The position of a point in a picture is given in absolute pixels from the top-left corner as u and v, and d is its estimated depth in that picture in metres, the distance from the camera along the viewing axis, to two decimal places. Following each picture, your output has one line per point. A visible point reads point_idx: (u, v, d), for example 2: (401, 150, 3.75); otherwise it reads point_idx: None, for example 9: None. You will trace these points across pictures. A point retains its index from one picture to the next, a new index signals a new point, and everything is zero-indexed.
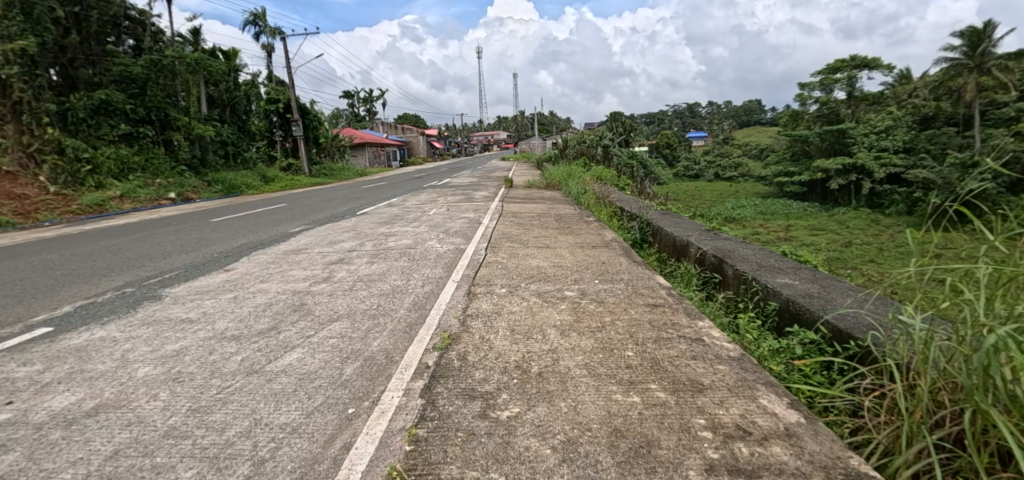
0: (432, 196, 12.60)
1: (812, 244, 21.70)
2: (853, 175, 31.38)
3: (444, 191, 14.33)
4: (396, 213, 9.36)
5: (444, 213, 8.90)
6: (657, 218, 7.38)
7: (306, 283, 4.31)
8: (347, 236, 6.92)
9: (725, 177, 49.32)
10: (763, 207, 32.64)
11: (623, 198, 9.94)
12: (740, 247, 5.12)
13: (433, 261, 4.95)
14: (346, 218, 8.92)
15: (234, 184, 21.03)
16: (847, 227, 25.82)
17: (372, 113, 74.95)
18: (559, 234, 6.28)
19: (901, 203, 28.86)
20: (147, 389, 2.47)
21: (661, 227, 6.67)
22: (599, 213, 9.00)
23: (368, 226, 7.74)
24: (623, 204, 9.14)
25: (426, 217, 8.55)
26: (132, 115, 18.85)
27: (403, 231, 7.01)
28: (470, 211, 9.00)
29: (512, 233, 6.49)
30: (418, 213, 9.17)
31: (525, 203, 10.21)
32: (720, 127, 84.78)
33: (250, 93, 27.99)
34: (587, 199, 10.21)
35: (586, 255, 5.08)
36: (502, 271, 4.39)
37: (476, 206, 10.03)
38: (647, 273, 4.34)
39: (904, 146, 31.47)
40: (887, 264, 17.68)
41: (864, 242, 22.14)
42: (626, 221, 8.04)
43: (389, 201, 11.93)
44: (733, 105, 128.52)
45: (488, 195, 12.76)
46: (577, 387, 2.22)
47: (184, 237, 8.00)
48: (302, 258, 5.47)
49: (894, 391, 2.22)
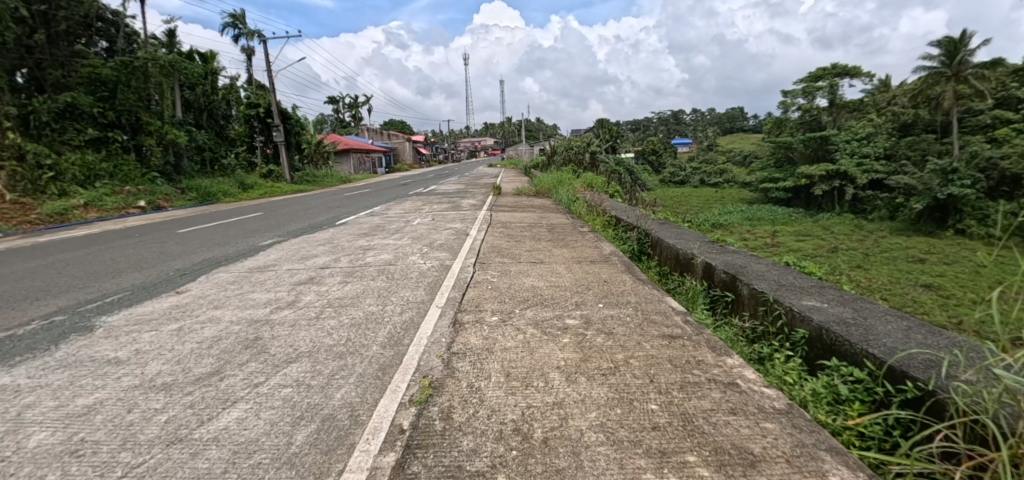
0: (418, 204, 12.05)
1: (800, 249, 21.66)
2: (837, 180, 31.64)
3: (429, 199, 13.80)
4: (378, 223, 8.80)
5: (429, 223, 8.38)
6: (656, 227, 6.95)
7: (266, 310, 3.72)
8: (321, 249, 6.34)
9: (711, 183, 49.68)
10: (750, 213, 32.72)
11: (617, 206, 9.53)
12: (752, 262, 4.69)
13: (415, 281, 4.40)
14: (323, 229, 8.33)
15: (211, 191, 20.04)
16: (832, 232, 25.95)
17: (357, 118, 74.01)
18: (553, 247, 5.79)
19: (884, 208, 29.18)
20: (32, 468, 1.87)
21: (661, 239, 6.22)
22: (593, 222, 8.56)
23: (347, 238, 7.17)
24: (617, 212, 8.72)
25: (409, 228, 8.00)
26: (100, 119, 17.94)
27: (384, 245, 6.45)
28: (457, 221, 8.48)
29: (502, 246, 5.96)
30: (401, 223, 8.62)
31: (515, 212, 9.74)
32: (704, 134, 85.70)
33: (229, 98, 27.10)
34: (579, 207, 9.79)
35: (585, 271, 4.58)
36: (493, 293, 3.86)
37: (463, 215, 9.53)
38: (656, 294, 3.86)
39: (886, 152, 31.97)
40: (875, 270, 17.63)
41: (850, 247, 22.19)
42: (622, 231, 7.60)
43: (371, 209, 11.35)
44: (716, 112, 130.80)
45: (475, 203, 12.24)
46: (595, 463, 1.71)
47: (142, 250, 7.31)
48: (268, 277, 4.87)
49: (990, 459, 1.77)
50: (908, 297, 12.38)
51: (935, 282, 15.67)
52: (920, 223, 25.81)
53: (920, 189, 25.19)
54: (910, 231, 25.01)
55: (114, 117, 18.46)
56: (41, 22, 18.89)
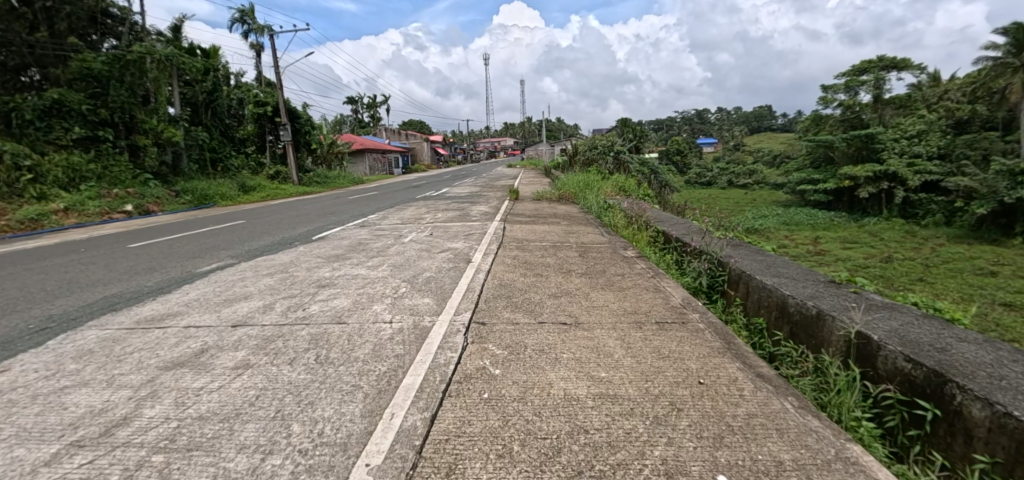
0: (419, 212, 10.27)
1: (844, 259, 19.03)
2: (885, 183, 28.50)
3: (435, 205, 12.03)
4: (363, 239, 7.03)
5: (423, 240, 6.53)
6: (731, 251, 4.97)
7: (44, 457, 1.91)
8: (264, 284, 4.55)
9: (739, 184, 46.80)
10: (786, 216, 29.89)
11: (665, 216, 7.52)
12: (954, 343, 2.64)
13: (358, 370, 2.51)
14: (291, 247, 6.58)
15: (207, 194, 18.56)
16: (881, 239, 23.10)
17: (375, 119, 73.44)
18: (593, 289, 3.86)
19: (940, 212, 26.01)
20: None
21: (749, 274, 4.23)
22: (636, 241, 6.64)
23: (315, 264, 5.36)
24: (667, 226, 6.73)
25: (396, 247, 6.16)
26: (90, 116, 16.70)
27: (351, 279, 4.56)
28: (460, 238, 6.53)
29: (515, 286, 4.02)
30: (390, 239, 6.81)
31: (535, 224, 7.85)
32: (731, 134, 81.30)
33: (235, 96, 25.88)
34: (615, 219, 7.84)
35: (657, 353, 2.61)
36: (489, 426, 1.92)
37: (469, 228, 7.65)
38: (825, 432, 1.89)
39: (940, 151, 28.59)
40: (941, 285, 14.89)
41: (905, 257, 19.40)
42: (680, 255, 5.64)
43: (366, 218, 9.60)
44: (740, 112, 126.08)
45: (486, 211, 10.27)
46: None
47: (53, 277, 5.70)
48: (142, 348, 3.07)
49: None
50: (996, 321, 9.83)
51: (1017, 301, 12.94)
52: (980, 229, 22.75)
53: (983, 193, 22.00)
54: (970, 239, 22.03)
55: (107, 115, 17.20)
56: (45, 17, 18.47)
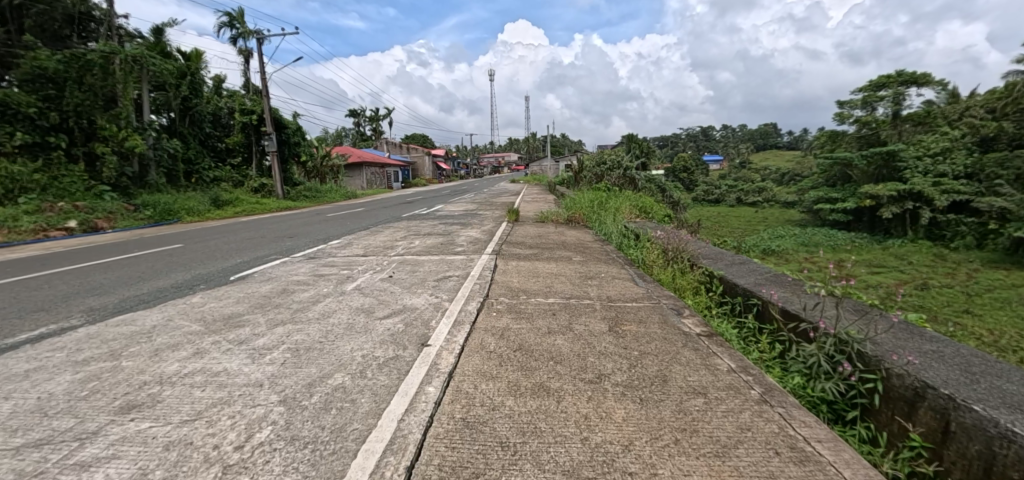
0: (396, 238, 8.28)
1: (868, 284, 14.97)
2: (909, 203, 23.85)
3: (418, 227, 9.99)
4: (300, 280, 4.99)
5: (379, 287, 4.45)
6: (879, 335, 2.91)
7: None
8: (38, 398, 2.46)
9: (748, 202, 44.60)
10: (803, 237, 25.57)
11: (719, 251, 5.57)
12: None
13: None
14: (188, 296, 4.53)
15: (171, 209, 16.48)
16: (907, 262, 18.90)
17: (378, 133, 72.45)
18: (668, 459, 1.74)
19: (971, 234, 21.32)
20: None
21: (966, 408, 2.12)
22: (687, 297, 4.74)
23: (179, 339, 3.26)
24: (730, 271, 4.82)
25: (331, 300, 4.07)
26: (40, 121, 15.04)
27: (199, 387, 2.45)
28: (428, 285, 4.42)
29: (492, 435, 1.89)
30: (331, 284, 4.74)
31: (539, 260, 5.82)
32: (738, 152, 78.57)
33: (218, 104, 24.15)
34: (648, 256, 5.90)
35: None
36: None
37: (446, 264, 5.57)
38: None
39: (968, 171, 23.55)
40: (994, 318, 11.13)
41: (941, 284, 15.17)
42: (769, 330, 3.64)
43: (327, 245, 7.62)
44: (747, 130, 123.35)
45: (475, 238, 8.16)
46: None
47: None
48: None
49: None
50: None
51: None
52: (1017, 254, 18.21)
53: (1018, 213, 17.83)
54: (1007, 263, 17.63)
55: (60, 120, 15.60)
56: (13, 16, 17.50)
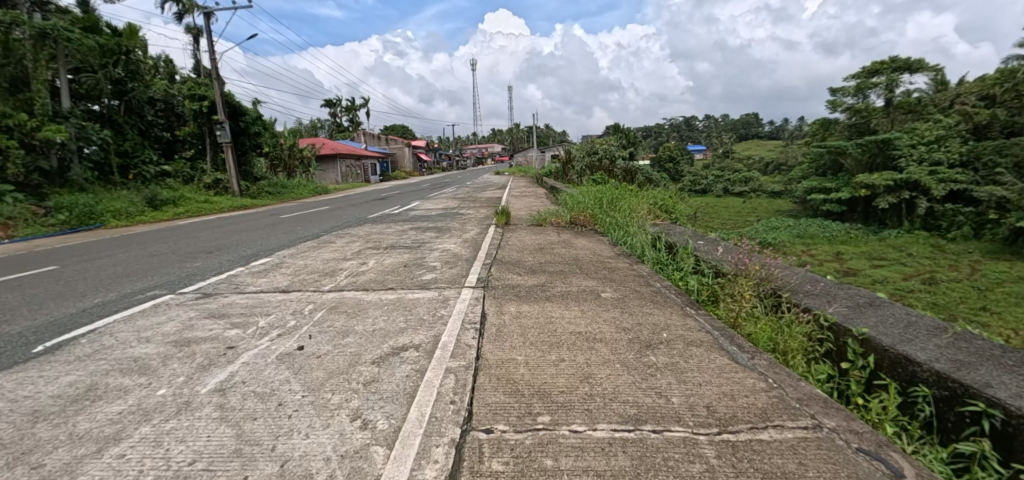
0: (345, 255, 6.07)
1: (874, 280, 11.85)
2: (905, 192, 20.42)
3: (379, 235, 7.80)
4: (144, 358, 2.79)
5: (264, 386, 2.31)
6: None
7: None
8: None
9: (736, 192, 42.99)
10: (797, 228, 22.72)
11: (826, 283, 3.67)
12: None
13: None
14: None
15: (92, 211, 13.88)
16: (906, 254, 15.75)
17: (354, 124, 68.88)
18: None
19: (967, 224, 17.96)
20: None
21: None
22: (806, 373, 2.85)
23: None
24: (875, 327, 2.91)
25: (138, 441, 1.90)
26: None
27: None
28: (356, 383, 2.30)
29: None
30: (180, 374, 2.55)
31: (551, 299, 3.72)
32: (721, 143, 76.44)
33: (164, 89, 21.23)
34: (722, 292, 3.92)
35: None
36: None
37: (404, 313, 3.42)
38: None
39: (962, 159, 19.95)
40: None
41: (949, 279, 11.95)
42: None
43: (245, 269, 5.37)
44: (730, 119, 121.84)
45: (454, 253, 6.01)
46: None
47: None
48: None
49: None
50: None
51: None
52: (1018, 245, 15.07)
53: (1018, 201, 15.19)
54: (1007, 255, 14.56)
55: None
56: None
